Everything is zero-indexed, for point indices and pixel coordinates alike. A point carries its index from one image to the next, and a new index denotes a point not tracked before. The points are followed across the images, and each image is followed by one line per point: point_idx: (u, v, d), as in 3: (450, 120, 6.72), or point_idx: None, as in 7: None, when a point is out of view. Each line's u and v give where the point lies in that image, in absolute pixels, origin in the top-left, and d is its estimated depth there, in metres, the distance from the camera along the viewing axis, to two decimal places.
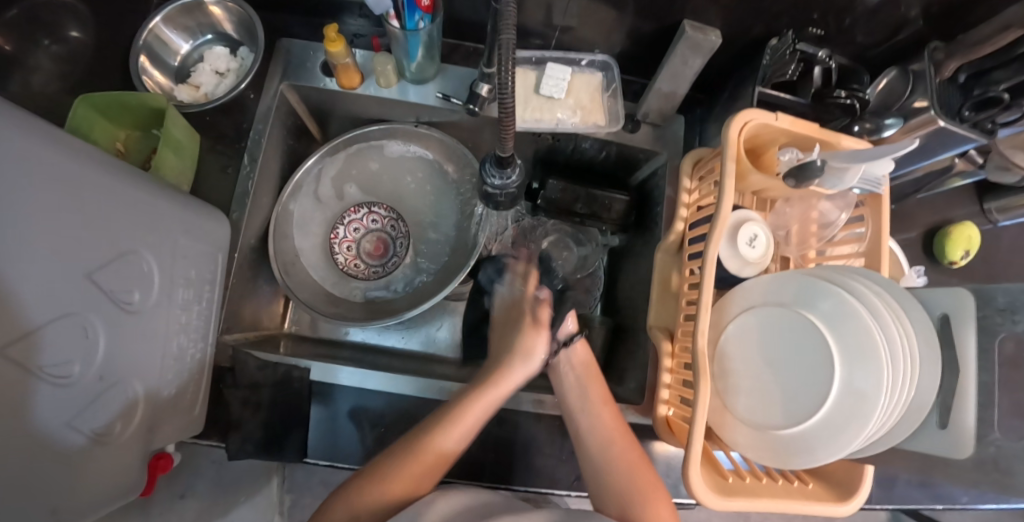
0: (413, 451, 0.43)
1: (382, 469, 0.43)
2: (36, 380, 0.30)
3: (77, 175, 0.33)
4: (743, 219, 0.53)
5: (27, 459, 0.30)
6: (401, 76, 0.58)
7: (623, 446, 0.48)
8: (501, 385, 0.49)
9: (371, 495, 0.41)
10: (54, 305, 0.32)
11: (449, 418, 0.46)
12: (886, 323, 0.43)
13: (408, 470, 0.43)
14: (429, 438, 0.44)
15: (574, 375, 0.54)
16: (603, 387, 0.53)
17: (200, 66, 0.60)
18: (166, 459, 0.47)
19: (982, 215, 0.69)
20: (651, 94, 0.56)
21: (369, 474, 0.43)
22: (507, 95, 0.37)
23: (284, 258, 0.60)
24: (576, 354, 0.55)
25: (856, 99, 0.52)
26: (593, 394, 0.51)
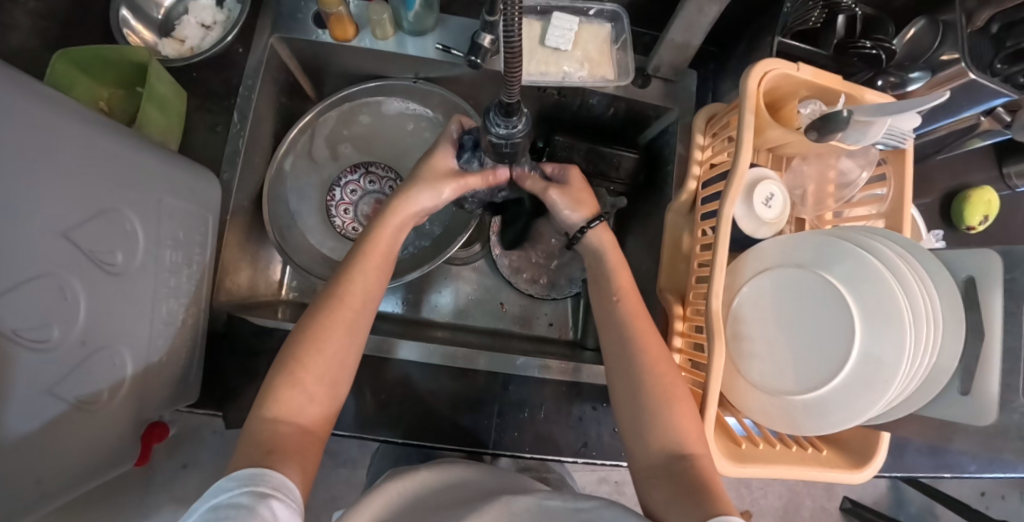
0: (298, 357, 0.39)
1: (285, 368, 0.38)
2: (10, 344, 0.28)
3: (45, 122, 0.30)
4: (760, 177, 0.50)
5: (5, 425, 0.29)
6: (398, 27, 0.55)
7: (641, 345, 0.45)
8: (372, 249, 0.44)
9: (285, 398, 0.37)
10: (26, 263, 0.29)
11: (339, 290, 0.42)
12: (909, 284, 0.41)
13: (307, 372, 0.38)
14: (315, 335, 0.40)
15: (601, 273, 0.51)
16: (630, 282, 0.49)
17: (185, 18, 0.56)
18: (161, 429, 0.45)
19: (1001, 180, 0.66)
20: (662, 45, 0.53)
21: (278, 374, 0.38)
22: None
23: (278, 221, 0.57)
24: (602, 239, 0.51)
25: (882, 50, 0.47)
26: (616, 292, 0.48)
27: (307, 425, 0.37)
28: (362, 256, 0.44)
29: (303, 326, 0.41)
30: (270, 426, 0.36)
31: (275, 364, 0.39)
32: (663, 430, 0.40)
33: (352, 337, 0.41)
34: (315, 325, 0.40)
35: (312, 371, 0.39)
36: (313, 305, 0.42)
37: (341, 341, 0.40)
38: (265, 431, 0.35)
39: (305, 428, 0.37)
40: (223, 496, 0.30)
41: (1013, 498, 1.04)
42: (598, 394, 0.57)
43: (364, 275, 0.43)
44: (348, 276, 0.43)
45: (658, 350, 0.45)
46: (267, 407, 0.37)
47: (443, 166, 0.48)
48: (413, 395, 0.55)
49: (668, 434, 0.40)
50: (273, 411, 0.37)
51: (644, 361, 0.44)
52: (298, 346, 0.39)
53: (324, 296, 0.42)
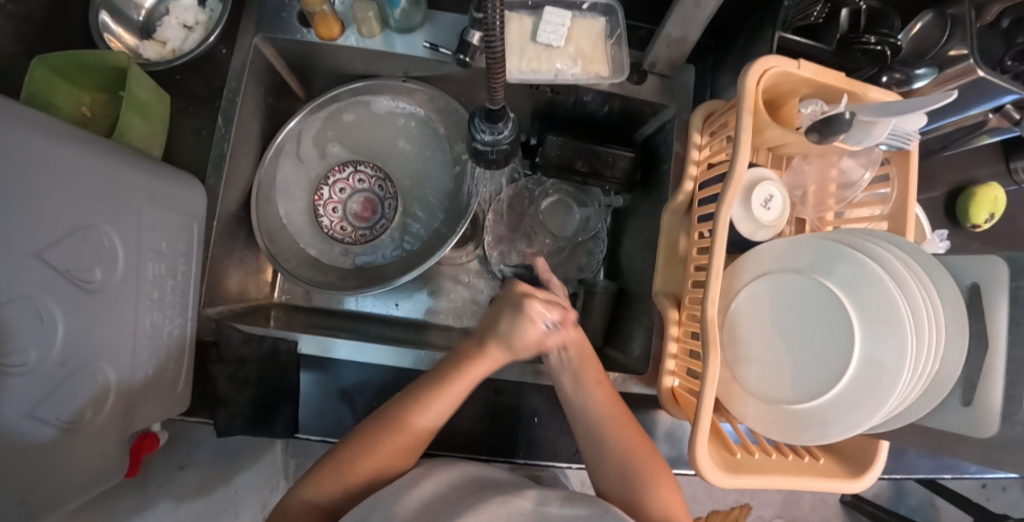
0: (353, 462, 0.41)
1: (338, 466, 0.41)
2: None
3: (12, 142, 0.29)
4: (758, 178, 0.49)
5: None
6: (384, 25, 0.53)
7: (621, 429, 0.46)
8: (457, 381, 0.44)
9: (326, 491, 0.40)
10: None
11: (407, 413, 0.42)
12: (911, 292, 0.39)
13: (353, 474, 0.41)
14: (374, 445, 0.41)
15: (570, 363, 0.48)
16: (598, 366, 0.49)
17: (166, 19, 0.54)
18: (151, 438, 0.46)
19: (1008, 175, 0.65)
20: (658, 40, 0.51)
21: (331, 463, 0.41)
22: (494, 45, 0.32)
23: (267, 225, 0.56)
24: (569, 332, 0.49)
25: (886, 45, 0.46)
26: (590, 376, 0.47)
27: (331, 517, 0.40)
28: (445, 380, 0.44)
29: (363, 431, 0.43)
30: (303, 509, 0.40)
31: (333, 447, 0.43)
32: (654, 510, 0.42)
33: (402, 460, 0.42)
34: (374, 434, 0.42)
35: (359, 473, 0.41)
36: (384, 412, 0.44)
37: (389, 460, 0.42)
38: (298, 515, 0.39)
39: (330, 519, 0.40)
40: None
41: (1013, 490, 1.04)
42: None
43: (439, 401, 0.43)
44: (428, 399, 0.43)
45: (638, 436, 0.46)
46: (308, 492, 0.40)
47: (537, 329, 0.43)
48: None
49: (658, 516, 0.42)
50: (310, 497, 0.40)
51: (622, 447, 0.45)
52: (354, 457, 0.41)
53: (394, 412, 0.43)
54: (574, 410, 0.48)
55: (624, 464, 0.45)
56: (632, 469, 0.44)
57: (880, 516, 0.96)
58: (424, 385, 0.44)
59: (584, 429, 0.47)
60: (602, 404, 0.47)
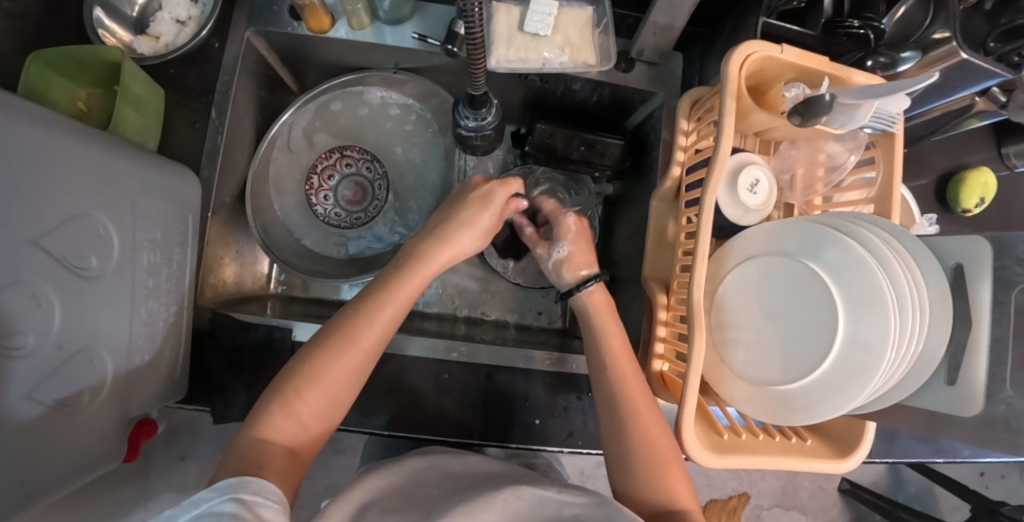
0: (305, 374, 0.38)
1: (289, 391, 0.37)
2: None
3: (11, 132, 0.30)
4: (744, 163, 0.49)
5: None
6: (374, 17, 0.53)
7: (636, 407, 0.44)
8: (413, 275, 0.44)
9: (280, 424, 0.36)
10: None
11: (350, 331, 0.39)
12: (895, 272, 0.40)
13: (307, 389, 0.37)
14: (320, 360, 0.38)
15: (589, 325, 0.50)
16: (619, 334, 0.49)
17: (160, 14, 0.55)
18: (149, 425, 0.47)
19: (999, 160, 0.65)
20: (645, 28, 0.51)
21: (277, 397, 0.37)
22: (475, 33, 0.33)
23: (262, 216, 0.57)
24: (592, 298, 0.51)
25: (869, 29, 0.46)
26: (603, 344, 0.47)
27: (291, 452, 0.36)
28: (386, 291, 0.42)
29: (304, 360, 0.38)
30: (257, 448, 0.34)
31: (274, 383, 0.38)
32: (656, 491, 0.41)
33: (358, 372, 0.40)
34: (322, 355, 0.39)
35: (310, 402, 0.37)
36: (316, 339, 0.40)
37: (340, 384, 0.39)
38: (247, 454, 0.34)
39: (295, 456, 0.36)
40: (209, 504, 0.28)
41: (1012, 476, 1.04)
42: (584, 384, 0.57)
43: (386, 309, 0.42)
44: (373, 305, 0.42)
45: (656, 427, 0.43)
46: (260, 428, 0.35)
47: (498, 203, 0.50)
48: (399, 388, 0.55)
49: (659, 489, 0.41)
50: (258, 433, 0.35)
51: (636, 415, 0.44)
52: (304, 374, 0.38)
53: (343, 324, 0.40)
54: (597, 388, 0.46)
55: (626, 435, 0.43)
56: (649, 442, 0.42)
57: (878, 503, 0.97)
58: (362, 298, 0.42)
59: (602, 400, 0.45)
60: (621, 380, 0.45)
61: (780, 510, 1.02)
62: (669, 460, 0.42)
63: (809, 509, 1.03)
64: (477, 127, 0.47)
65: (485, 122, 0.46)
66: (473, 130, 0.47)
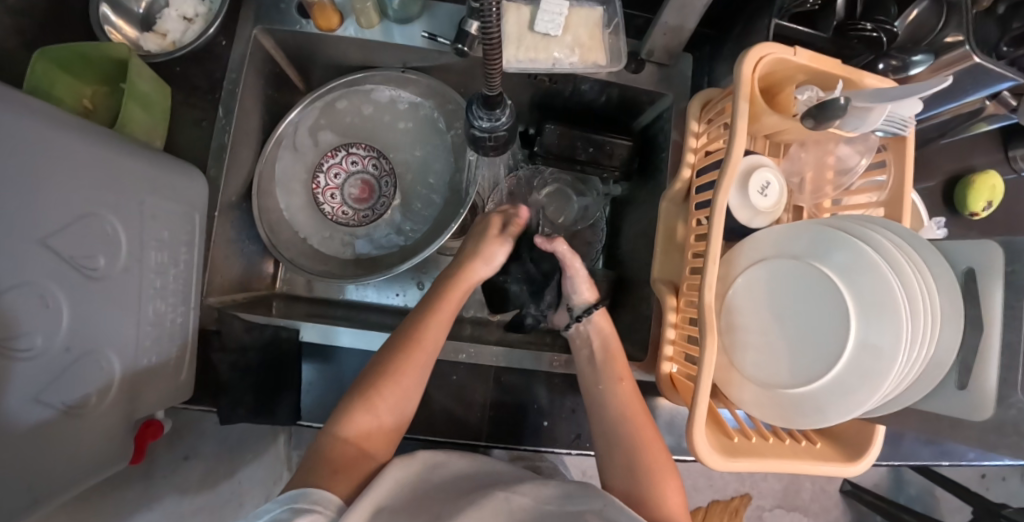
0: (377, 380, 0.42)
1: (365, 393, 0.42)
2: None
3: (20, 132, 0.30)
4: (754, 165, 0.49)
5: None
6: (383, 16, 0.53)
7: (638, 429, 0.47)
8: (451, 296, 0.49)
9: (356, 423, 0.40)
10: (10, 272, 0.30)
11: (411, 339, 0.44)
12: (907, 276, 0.40)
13: (379, 392, 0.42)
14: (387, 369, 0.43)
15: (595, 357, 0.51)
16: (621, 363, 0.51)
17: (166, 11, 0.54)
18: (156, 426, 0.46)
19: (1006, 163, 0.65)
20: (656, 29, 0.51)
21: (355, 400, 0.41)
22: (490, 33, 0.33)
23: (268, 216, 0.57)
24: (598, 326, 0.53)
25: (882, 32, 0.45)
26: (614, 369, 0.49)
27: (368, 451, 0.40)
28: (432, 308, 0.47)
29: (375, 366, 0.44)
30: (338, 445, 0.38)
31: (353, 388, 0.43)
32: (660, 509, 0.43)
33: (421, 377, 0.44)
34: (389, 361, 0.43)
35: (386, 404, 0.42)
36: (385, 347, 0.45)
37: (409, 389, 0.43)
38: (337, 450, 0.38)
39: (366, 454, 0.39)
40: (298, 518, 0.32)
41: (1013, 479, 1.04)
42: None
43: (435, 324, 0.46)
44: (423, 322, 0.46)
45: (659, 452, 0.46)
46: (339, 428, 0.40)
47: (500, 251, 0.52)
48: None
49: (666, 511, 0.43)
50: (343, 433, 0.39)
51: (636, 437, 0.46)
52: (376, 379, 0.42)
53: (402, 338, 0.45)
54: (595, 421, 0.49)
55: (628, 458, 0.46)
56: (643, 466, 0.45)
57: (881, 505, 0.97)
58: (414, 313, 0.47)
59: (602, 423, 0.48)
60: (625, 399, 0.48)
61: (781, 511, 1.02)
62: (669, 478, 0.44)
63: (811, 510, 1.03)
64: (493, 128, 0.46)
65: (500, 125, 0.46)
66: (487, 131, 0.47)
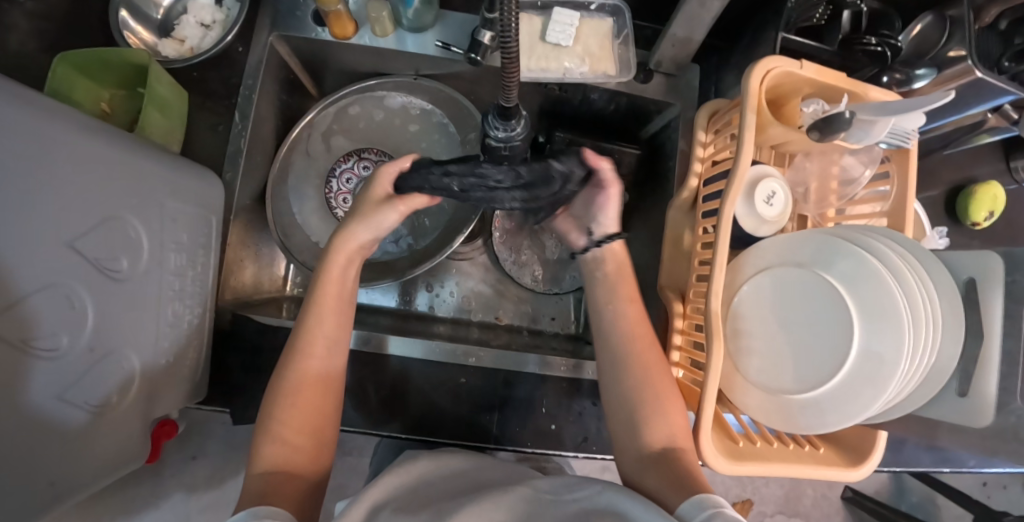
0: (280, 397, 0.39)
1: (268, 424, 0.39)
2: (21, 353, 0.30)
3: (47, 138, 0.30)
4: (761, 175, 0.50)
5: (10, 433, 0.30)
6: (397, 24, 0.54)
7: (643, 357, 0.46)
8: (329, 277, 0.44)
9: (273, 451, 0.37)
10: (38, 273, 0.30)
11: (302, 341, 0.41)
12: (909, 286, 0.40)
13: (291, 408, 0.39)
14: (287, 385, 0.40)
15: (606, 278, 0.51)
16: (631, 287, 0.50)
17: (184, 18, 0.55)
18: (170, 426, 0.47)
19: (1007, 174, 0.66)
20: (664, 40, 0.52)
21: (262, 431, 0.38)
22: (507, 38, 0.31)
23: (281, 219, 0.58)
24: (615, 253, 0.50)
25: (886, 46, 0.47)
26: (616, 294, 0.49)
27: (296, 474, 0.37)
28: (316, 305, 0.43)
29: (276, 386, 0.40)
30: (264, 479, 0.36)
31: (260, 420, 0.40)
32: (659, 434, 0.43)
33: (329, 369, 0.42)
34: (287, 375, 0.40)
35: (294, 425, 0.39)
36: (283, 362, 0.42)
37: (316, 397, 0.40)
38: (258, 487, 0.35)
39: (296, 477, 0.37)
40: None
41: (1015, 487, 1.05)
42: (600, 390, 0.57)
43: (324, 315, 0.43)
44: (307, 320, 0.42)
45: (661, 375, 0.45)
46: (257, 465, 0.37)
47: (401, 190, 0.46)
48: (414, 390, 0.56)
49: (660, 433, 0.43)
50: (260, 467, 0.36)
51: (641, 360, 0.46)
52: (278, 404, 0.39)
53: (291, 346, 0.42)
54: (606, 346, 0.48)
55: (636, 377, 0.45)
56: (639, 389, 0.44)
57: (882, 512, 0.97)
58: (301, 317, 0.43)
59: (606, 349, 0.48)
60: (631, 324, 0.48)
61: (783, 517, 1.03)
62: (672, 405, 0.43)
63: (812, 516, 1.04)
64: (509, 138, 0.43)
65: (515, 135, 0.42)
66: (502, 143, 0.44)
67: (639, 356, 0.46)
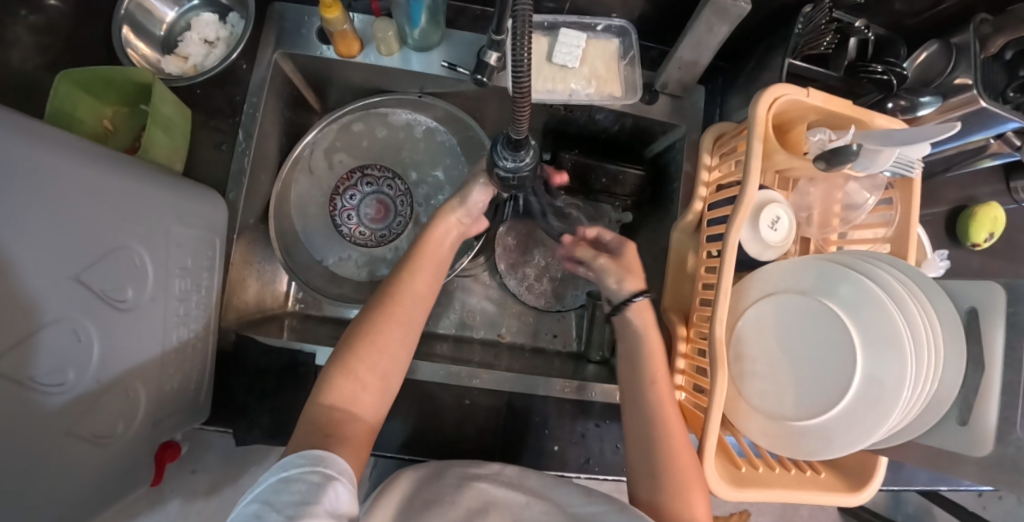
0: (367, 334, 0.42)
1: (345, 360, 0.40)
2: (25, 391, 0.29)
3: (57, 173, 0.30)
4: (766, 200, 0.50)
5: (17, 472, 0.29)
6: (403, 43, 0.54)
7: (668, 426, 0.44)
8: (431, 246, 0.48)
9: (339, 388, 0.39)
10: (47, 308, 0.30)
11: (394, 289, 0.44)
12: (911, 314, 0.41)
13: (370, 345, 0.41)
14: (372, 326, 0.42)
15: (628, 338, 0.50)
16: (662, 362, 0.47)
17: (188, 34, 0.55)
18: (173, 448, 0.48)
19: (1008, 193, 0.66)
20: (670, 63, 0.52)
21: (336, 367, 0.40)
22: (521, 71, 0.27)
23: (285, 239, 0.57)
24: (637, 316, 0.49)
25: (892, 75, 0.46)
26: (647, 369, 0.47)
27: (353, 415, 0.39)
28: (410, 269, 0.46)
29: (359, 326, 0.42)
30: (324, 411, 0.38)
31: (333, 356, 0.41)
32: (679, 519, 0.43)
33: (405, 337, 0.43)
34: (373, 318, 0.43)
35: (367, 366, 0.41)
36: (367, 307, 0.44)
37: (393, 346, 0.42)
38: (318, 419, 0.37)
39: (352, 417, 0.39)
40: (295, 471, 0.32)
41: (1010, 498, 1.06)
42: (602, 411, 0.58)
43: (415, 281, 0.45)
44: (404, 279, 0.45)
45: (688, 455, 0.43)
46: (322, 394, 0.39)
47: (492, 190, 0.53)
48: (418, 410, 0.56)
49: (682, 520, 0.42)
50: (329, 399, 0.38)
51: (670, 438, 0.44)
52: (358, 340, 0.41)
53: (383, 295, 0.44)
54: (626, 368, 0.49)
55: (657, 469, 0.44)
56: (669, 465, 0.43)
57: None
58: (396, 271, 0.46)
59: (633, 411, 0.47)
60: (658, 397, 0.46)
61: None
62: (696, 492, 0.43)
63: None
64: (520, 170, 0.40)
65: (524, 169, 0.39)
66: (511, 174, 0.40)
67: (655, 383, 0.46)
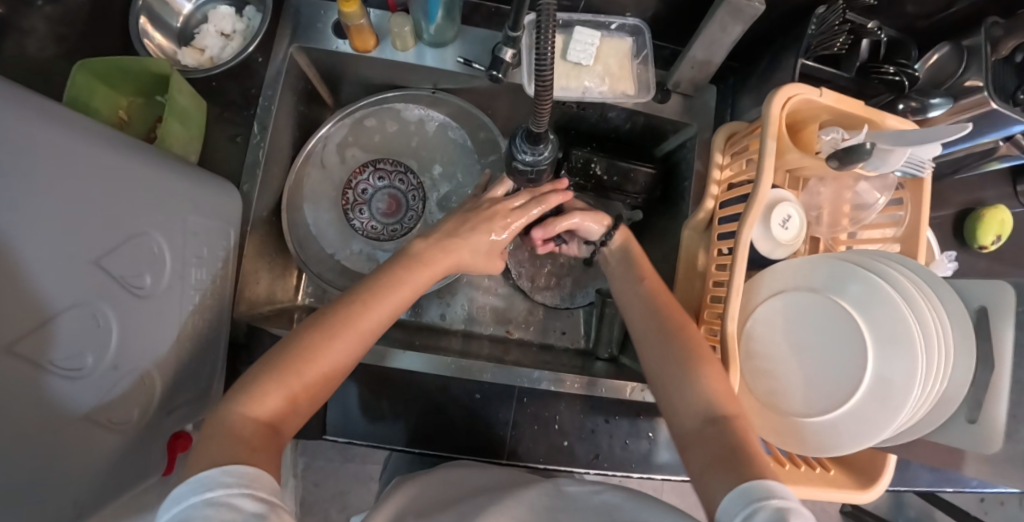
0: (309, 341, 0.39)
1: (282, 365, 0.37)
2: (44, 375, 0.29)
3: (80, 158, 0.30)
4: (777, 199, 0.51)
5: (35, 457, 0.29)
6: (418, 38, 0.54)
7: (672, 317, 0.48)
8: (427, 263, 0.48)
9: (265, 394, 0.36)
10: (68, 291, 0.30)
11: (364, 296, 0.42)
12: (923, 313, 0.41)
13: (308, 355, 0.38)
14: (322, 333, 0.39)
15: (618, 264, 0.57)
16: (666, 291, 0.51)
17: (204, 27, 0.55)
18: (185, 438, 0.46)
19: (1014, 197, 0.67)
20: (683, 62, 0.52)
21: (268, 370, 0.37)
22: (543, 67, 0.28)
23: (296, 231, 0.60)
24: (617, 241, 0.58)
25: (904, 76, 0.47)
26: (638, 272, 0.54)
27: (277, 428, 0.36)
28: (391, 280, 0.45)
29: (304, 331, 0.40)
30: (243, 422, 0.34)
31: (268, 357, 0.38)
32: (699, 394, 0.41)
33: (354, 351, 0.41)
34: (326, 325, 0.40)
35: (303, 378, 0.37)
36: (319, 313, 0.41)
37: (342, 358, 0.40)
38: (239, 430, 0.34)
39: (275, 430, 0.35)
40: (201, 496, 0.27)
41: (1011, 502, 1.07)
42: (611, 407, 0.58)
43: (386, 297, 0.43)
44: (379, 287, 0.44)
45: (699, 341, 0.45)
46: (245, 401, 0.35)
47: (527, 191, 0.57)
48: (427, 404, 0.56)
49: (701, 398, 0.41)
50: (246, 407, 0.35)
51: (672, 328, 0.47)
52: (299, 347, 0.38)
53: (346, 304, 0.42)
54: (640, 333, 0.49)
55: (668, 358, 0.45)
56: (677, 347, 0.45)
57: None
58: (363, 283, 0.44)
59: (640, 319, 0.50)
60: (657, 295, 0.51)
61: None
62: (713, 367, 0.42)
63: None
64: (539, 161, 0.40)
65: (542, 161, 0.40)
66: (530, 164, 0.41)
67: (679, 331, 0.46)
